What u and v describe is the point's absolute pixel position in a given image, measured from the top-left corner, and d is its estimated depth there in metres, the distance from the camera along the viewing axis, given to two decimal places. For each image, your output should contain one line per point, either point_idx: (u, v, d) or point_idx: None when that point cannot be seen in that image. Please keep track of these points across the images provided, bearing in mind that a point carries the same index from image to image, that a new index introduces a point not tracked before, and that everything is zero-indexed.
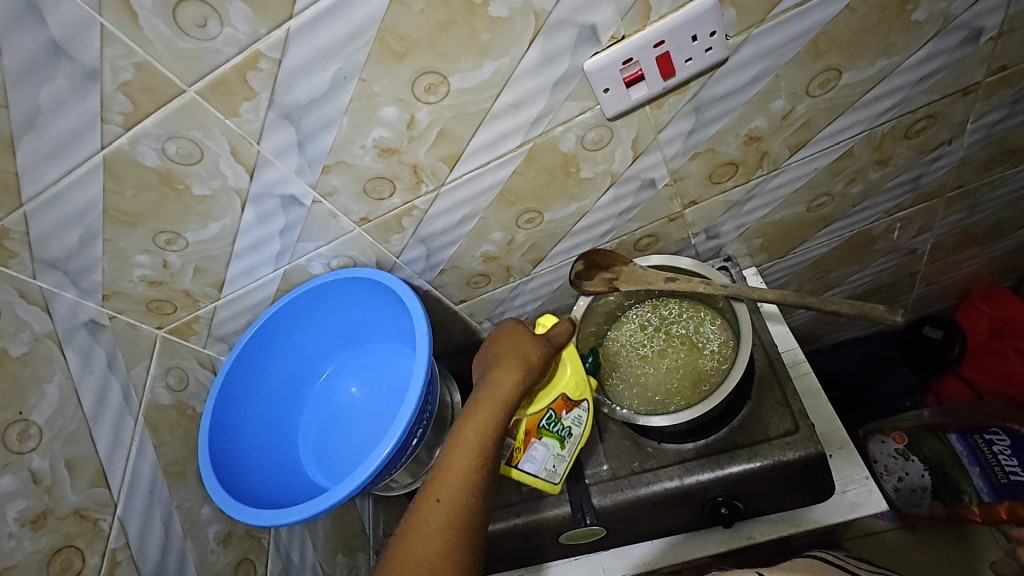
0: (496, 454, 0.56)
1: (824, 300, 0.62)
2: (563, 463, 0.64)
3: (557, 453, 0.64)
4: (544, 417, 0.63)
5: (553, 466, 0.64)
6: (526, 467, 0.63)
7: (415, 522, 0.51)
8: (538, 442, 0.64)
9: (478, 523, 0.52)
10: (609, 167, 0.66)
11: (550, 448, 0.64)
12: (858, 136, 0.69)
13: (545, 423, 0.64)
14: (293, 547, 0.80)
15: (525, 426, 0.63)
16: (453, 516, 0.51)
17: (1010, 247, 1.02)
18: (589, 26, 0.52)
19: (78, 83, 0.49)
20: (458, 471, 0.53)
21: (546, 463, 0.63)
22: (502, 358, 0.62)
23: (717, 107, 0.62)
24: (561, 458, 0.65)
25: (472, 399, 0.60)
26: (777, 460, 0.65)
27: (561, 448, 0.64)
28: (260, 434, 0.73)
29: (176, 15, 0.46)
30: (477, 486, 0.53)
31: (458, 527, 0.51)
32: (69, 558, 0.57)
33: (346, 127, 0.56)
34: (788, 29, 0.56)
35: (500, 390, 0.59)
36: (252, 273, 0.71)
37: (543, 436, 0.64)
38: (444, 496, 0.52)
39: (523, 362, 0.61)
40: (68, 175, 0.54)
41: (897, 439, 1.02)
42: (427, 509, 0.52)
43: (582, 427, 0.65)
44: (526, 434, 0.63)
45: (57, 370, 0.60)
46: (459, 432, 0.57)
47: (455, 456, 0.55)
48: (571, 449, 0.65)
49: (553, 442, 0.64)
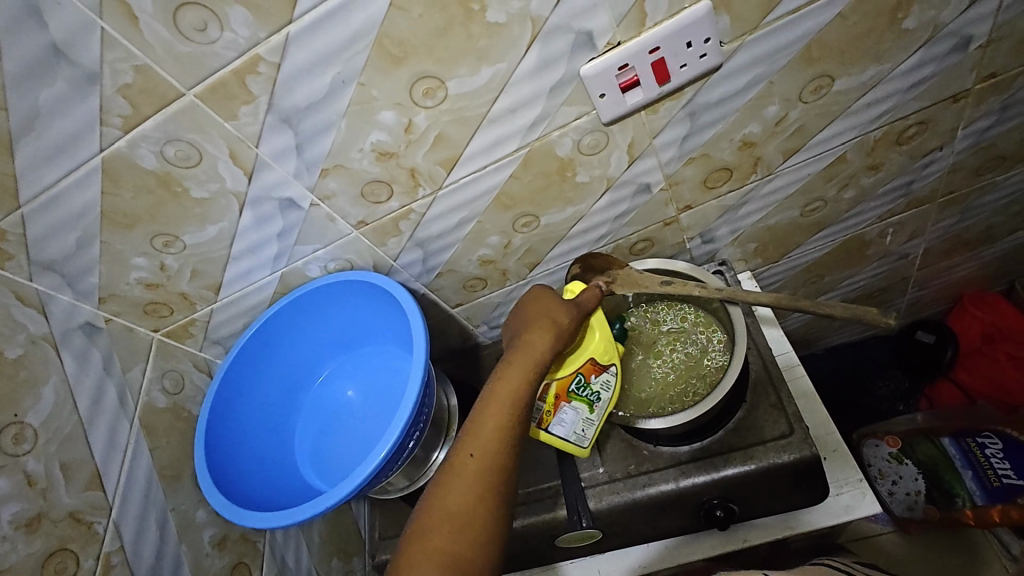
0: (529, 412, 0.56)
1: (818, 303, 0.62)
2: (592, 428, 0.66)
3: (585, 416, 0.66)
4: (572, 382, 0.65)
5: (582, 430, 0.66)
6: (556, 430, 0.66)
7: (448, 476, 0.52)
8: (567, 405, 0.66)
9: (510, 479, 0.53)
10: (605, 172, 0.67)
11: (579, 412, 0.66)
12: (851, 141, 0.70)
13: (573, 387, 0.66)
14: (288, 552, 0.80)
15: (554, 389, 0.65)
16: (485, 472, 0.52)
17: (1001, 252, 1.03)
18: (585, 32, 0.52)
19: (78, 86, 0.49)
20: (491, 429, 0.54)
21: (575, 427, 0.66)
22: (533, 320, 0.62)
23: (711, 112, 0.62)
24: (590, 423, 0.66)
25: (503, 358, 0.60)
26: (771, 463, 0.66)
27: (590, 412, 0.66)
28: (256, 436, 0.73)
29: (176, 19, 0.46)
30: (509, 443, 0.54)
31: (492, 482, 0.52)
32: (63, 561, 0.56)
33: (344, 130, 0.56)
34: (781, 36, 0.56)
35: (532, 350, 0.58)
36: (249, 276, 0.71)
37: (573, 400, 0.66)
38: (477, 452, 0.53)
39: (553, 324, 0.61)
40: (66, 178, 0.54)
41: (890, 443, 1.03)
42: (459, 465, 0.52)
43: (610, 392, 0.65)
44: (555, 398, 0.66)
45: (53, 372, 0.60)
46: (491, 390, 0.57)
47: (487, 415, 0.55)
48: (600, 414, 0.66)
49: (582, 406, 0.66)
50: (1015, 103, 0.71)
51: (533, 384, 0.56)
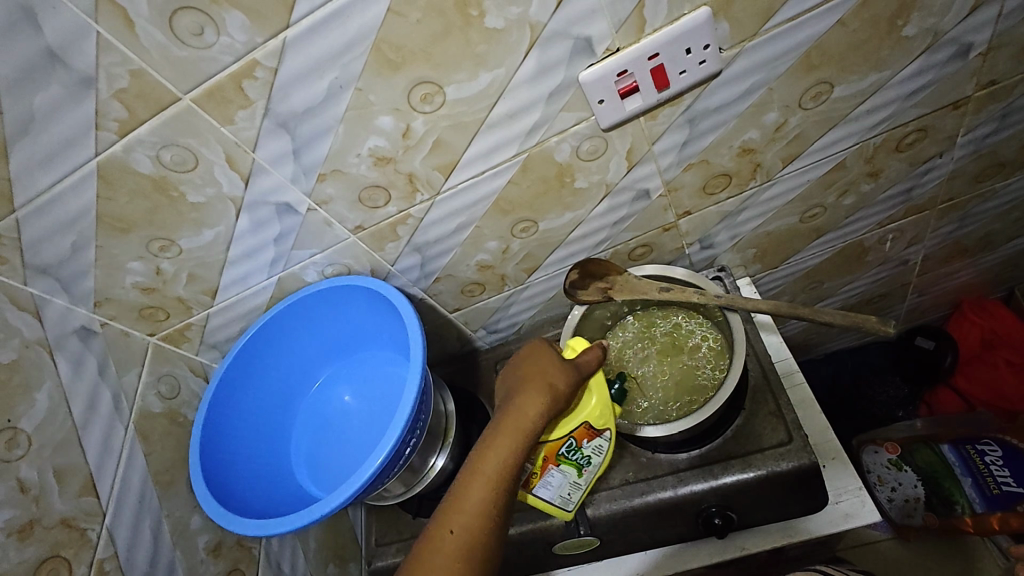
0: (514, 485, 0.55)
1: (817, 310, 0.62)
2: (579, 491, 0.65)
3: (572, 479, 0.64)
4: (563, 446, 0.63)
5: (568, 494, 0.65)
6: (540, 492, 0.64)
7: (427, 549, 0.51)
8: (555, 469, 0.64)
9: (491, 556, 0.52)
10: (603, 178, 0.66)
11: (566, 475, 0.64)
12: (850, 148, 0.70)
13: (563, 450, 0.64)
14: (284, 558, 0.79)
15: (543, 452, 0.63)
16: (464, 549, 0.51)
17: (1001, 259, 1.02)
18: (584, 38, 0.52)
19: (73, 90, 0.48)
20: (474, 501, 0.53)
21: (561, 491, 0.64)
22: (528, 383, 0.61)
23: (711, 119, 0.62)
24: (577, 486, 0.65)
25: (493, 423, 0.59)
26: (770, 471, 0.66)
27: (578, 476, 0.64)
28: (252, 442, 0.73)
29: (172, 24, 0.46)
30: (491, 518, 0.53)
31: (471, 558, 0.51)
32: (55, 568, 0.56)
33: (341, 135, 0.56)
34: (781, 43, 0.56)
35: (523, 417, 0.58)
36: (246, 281, 0.70)
37: (561, 463, 0.64)
38: (457, 528, 0.52)
39: (547, 390, 0.60)
40: (61, 182, 0.54)
41: (890, 450, 1.02)
42: (439, 538, 0.52)
43: (601, 457, 0.64)
44: (543, 460, 0.63)
45: (47, 377, 0.60)
46: (478, 460, 0.56)
47: (471, 485, 0.54)
48: (588, 478, 0.64)
49: (571, 470, 0.64)
50: (1015, 111, 0.71)
51: (520, 455, 0.56)
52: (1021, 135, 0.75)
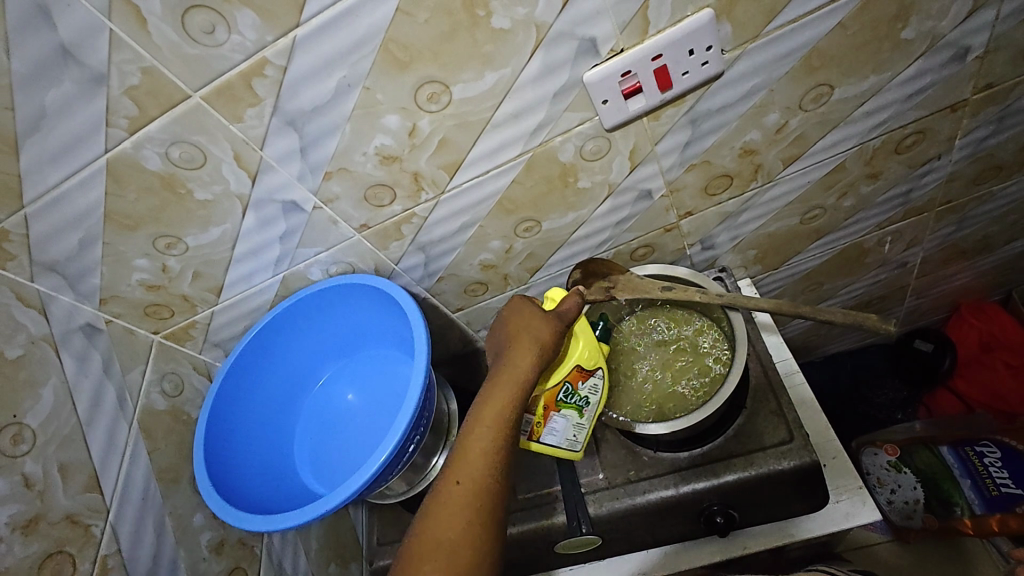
0: (515, 433, 0.56)
1: (818, 309, 0.62)
2: (584, 430, 0.65)
3: (575, 422, 0.65)
4: (561, 391, 0.62)
5: (574, 435, 0.65)
6: (547, 439, 0.65)
7: (436, 502, 0.52)
8: (557, 415, 0.64)
9: (500, 503, 0.52)
10: (606, 178, 0.67)
11: (569, 419, 0.64)
12: (850, 150, 0.71)
13: (561, 396, 0.63)
14: (285, 557, 0.79)
15: (543, 400, 0.63)
16: (472, 501, 0.52)
17: (999, 262, 1.03)
18: (589, 39, 0.53)
19: (84, 87, 0.49)
20: (476, 451, 0.54)
21: (567, 434, 0.64)
22: (517, 336, 0.61)
23: (712, 120, 0.63)
24: (581, 426, 0.65)
25: (488, 379, 0.59)
26: (772, 469, 0.66)
27: (580, 417, 0.65)
28: (256, 439, 0.73)
29: (184, 23, 0.46)
30: (496, 467, 0.53)
31: (480, 506, 0.51)
32: (60, 563, 0.56)
33: (349, 134, 0.56)
34: (782, 45, 0.57)
35: (516, 369, 0.58)
36: (251, 278, 0.71)
37: (562, 408, 0.64)
38: (463, 479, 0.52)
39: (536, 341, 0.59)
40: (70, 179, 0.55)
41: (889, 451, 1.03)
42: (447, 491, 0.52)
43: (599, 395, 0.64)
44: (543, 408, 0.63)
45: (52, 373, 0.60)
46: (477, 413, 0.56)
47: (473, 440, 0.54)
48: (591, 417, 0.65)
49: (572, 413, 0.64)
50: (1012, 114, 0.72)
51: (517, 407, 0.56)
52: (1018, 138, 0.76)
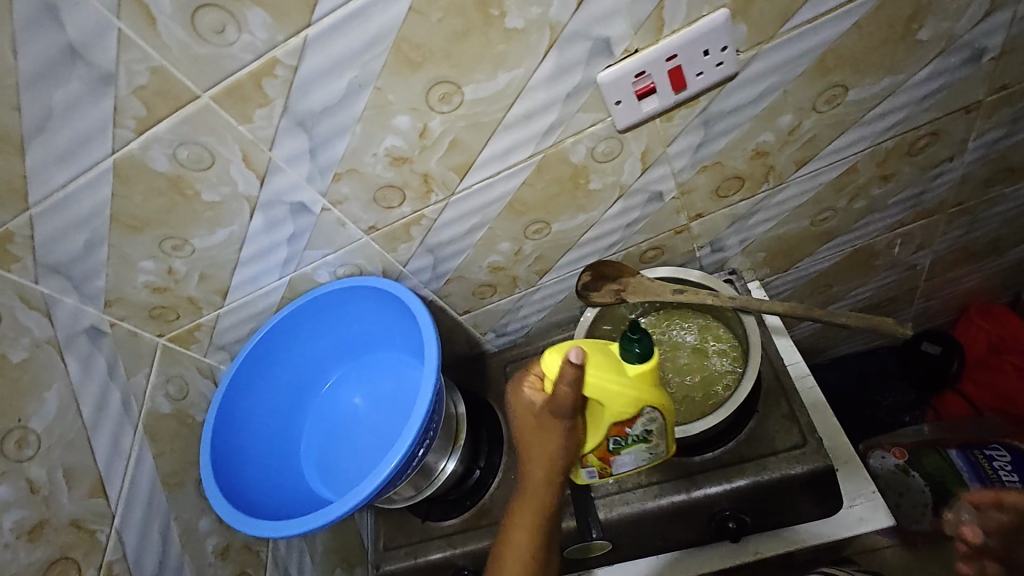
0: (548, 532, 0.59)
1: (833, 313, 0.62)
2: (659, 451, 0.61)
3: (645, 450, 0.61)
4: (609, 444, 0.59)
5: (650, 458, 0.62)
6: (623, 470, 0.63)
7: None
8: (619, 456, 0.61)
9: None
10: (617, 180, 0.67)
11: (636, 452, 0.61)
12: (863, 151, 0.70)
13: (614, 443, 0.60)
14: (291, 562, 0.78)
15: (596, 455, 0.61)
16: None
17: (1007, 264, 1.03)
18: (603, 39, 0.52)
19: (92, 87, 0.48)
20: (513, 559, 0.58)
21: (639, 465, 0.62)
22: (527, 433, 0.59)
23: (725, 121, 0.62)
24: (655, 449, 0.61)
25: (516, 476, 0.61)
26: (784, 474, 0.65)
27: (647, 445, 0.60)
28: (262, 443, 0.72)
29: (194, 22, 0.46)
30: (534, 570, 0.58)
31: None
32: (65, 570, 0.55)
33: (359, 134, 0.56)
34: (797, 45, 0.56)
35: (536, 474, 0.59)
36: (257, 281, 0.70)
37: (622, 450, 0.61)
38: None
39: (547, 442, 0.58)
40: (76, 180, 0.54)
41: (897, 455, 0.98)
42: None
43: (658, 421, 0.57)
44: (602, 459, 0.61)
45: (57, 376, 0.59)
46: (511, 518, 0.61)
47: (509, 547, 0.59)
48: (658, 441, 0.60)
49: (637, 448, 0.60)
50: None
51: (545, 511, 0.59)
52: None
